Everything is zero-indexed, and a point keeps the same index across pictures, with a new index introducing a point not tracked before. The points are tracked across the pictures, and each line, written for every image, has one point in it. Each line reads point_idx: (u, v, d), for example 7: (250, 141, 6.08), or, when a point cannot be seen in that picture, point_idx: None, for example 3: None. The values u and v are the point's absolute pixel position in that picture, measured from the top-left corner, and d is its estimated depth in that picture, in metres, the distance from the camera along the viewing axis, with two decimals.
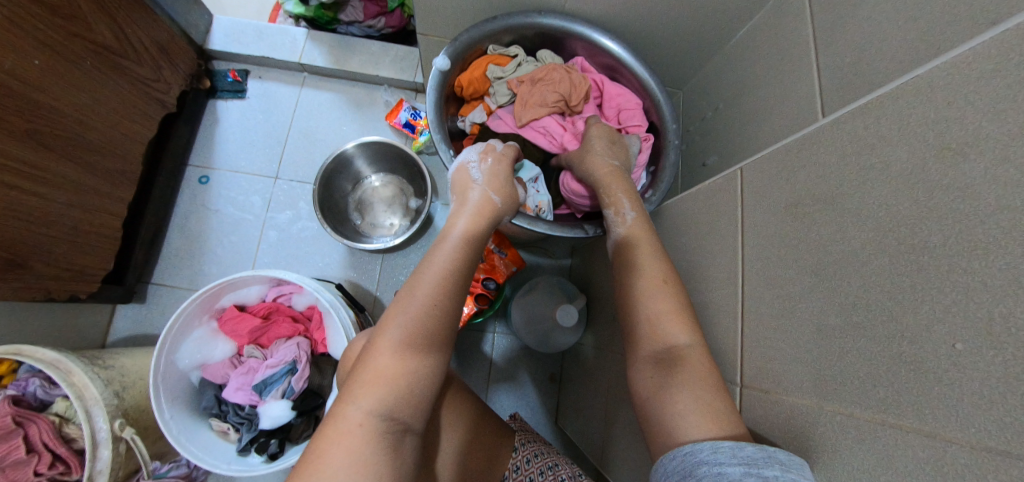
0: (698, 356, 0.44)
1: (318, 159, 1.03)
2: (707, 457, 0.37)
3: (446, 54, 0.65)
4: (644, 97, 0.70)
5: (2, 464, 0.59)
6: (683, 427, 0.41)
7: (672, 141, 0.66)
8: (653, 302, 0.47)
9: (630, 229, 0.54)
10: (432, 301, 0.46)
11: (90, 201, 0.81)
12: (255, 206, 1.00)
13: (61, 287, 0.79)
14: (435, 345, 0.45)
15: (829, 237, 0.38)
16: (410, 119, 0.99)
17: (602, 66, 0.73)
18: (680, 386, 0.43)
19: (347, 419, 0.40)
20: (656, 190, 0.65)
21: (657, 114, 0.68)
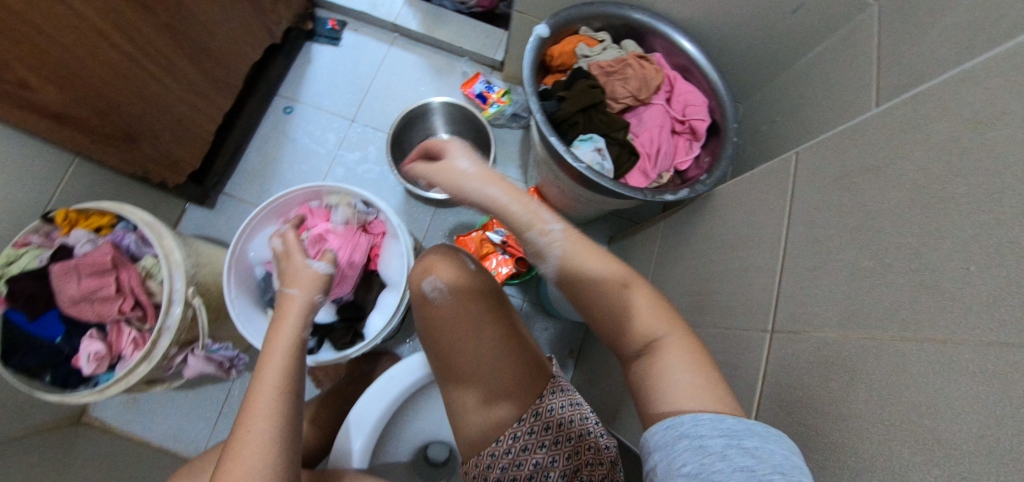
0: (685, 341, 0.47)
1: (394, 112, 1.12)
2: (688, 430, 0.39)
3: (546, 28, 0.75)
4: (710, 98, 0.78)
5: (93, 296, 0.66)
6: (674, 391, 0.44)
7: (731, 138, 0.74)
8: (615, 297, 0.49)
9: (563, 253, 0.50)
10: (275, 431, 0.46)
11: (196, 102, 0.90)
12: (329, 142, 1.09)
13: (157, 171, 0.88)
14: (295, 408, 0.49)
15: (873, 200, 0.45)
16: (484, 91, 1.09)
17: (676, 65, 0.82)
18: (665, 363, 0.46)
19: (265, 415, 0.46)
20: (712, 174, 0.73)
21: (720, 113, 0.77)
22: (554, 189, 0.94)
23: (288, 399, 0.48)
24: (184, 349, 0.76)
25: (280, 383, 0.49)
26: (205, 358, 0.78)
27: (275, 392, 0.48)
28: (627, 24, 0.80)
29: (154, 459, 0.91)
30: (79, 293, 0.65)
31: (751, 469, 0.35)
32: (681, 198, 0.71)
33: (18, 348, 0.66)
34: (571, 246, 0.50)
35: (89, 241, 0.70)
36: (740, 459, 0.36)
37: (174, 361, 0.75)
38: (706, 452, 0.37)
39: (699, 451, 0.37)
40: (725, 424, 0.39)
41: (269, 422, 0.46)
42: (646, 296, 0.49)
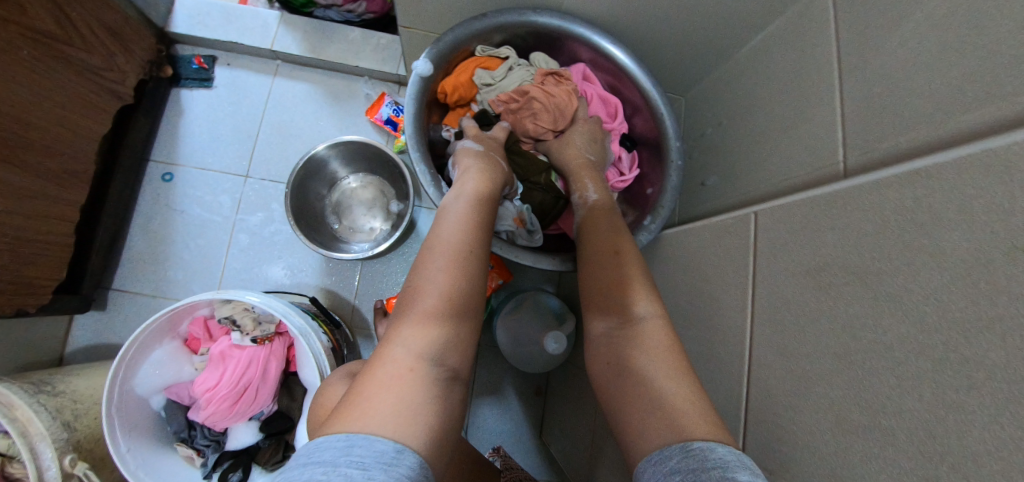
0: (660, 328, 0.45)
1: (293, 157, 0.95)
2: (680, 464, 0.35)
3: (427, 62, 0.58)
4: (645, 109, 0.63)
5: None
6: (652, 421, 0.40)
7: (675, 162, 0.59)
8: (608, 268, 0.50)
9: (595, 206, 0.57)
10: (426, 395, 0.38)
11: (40, 206, 0.74)
12: (223, 207, 0.93)
13: (8, 303, 0.72)
14: (467, 285, 0.45)
15: (858, 320, 0.32)
16: (393, 116, 0.92)
17: (603, 72, 0.65)
18: (645, 358, 0.43)
19: (381, 382, 0.38)
20: (655, 216, 0.58)
21: (660, 131, 0.61)
22: None
23: (460, 293, 0.44)
24: None
25: (441, 296, 0.43)
26: None
27: (435, 306, 0.43)
28: (534, 31, 0.63)
29: None
30: None
31: None
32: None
33: None
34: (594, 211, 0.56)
35: None
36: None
37: None
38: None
39: None
40: (715, 455, 0.35)
41: (425, 433, 0.36)
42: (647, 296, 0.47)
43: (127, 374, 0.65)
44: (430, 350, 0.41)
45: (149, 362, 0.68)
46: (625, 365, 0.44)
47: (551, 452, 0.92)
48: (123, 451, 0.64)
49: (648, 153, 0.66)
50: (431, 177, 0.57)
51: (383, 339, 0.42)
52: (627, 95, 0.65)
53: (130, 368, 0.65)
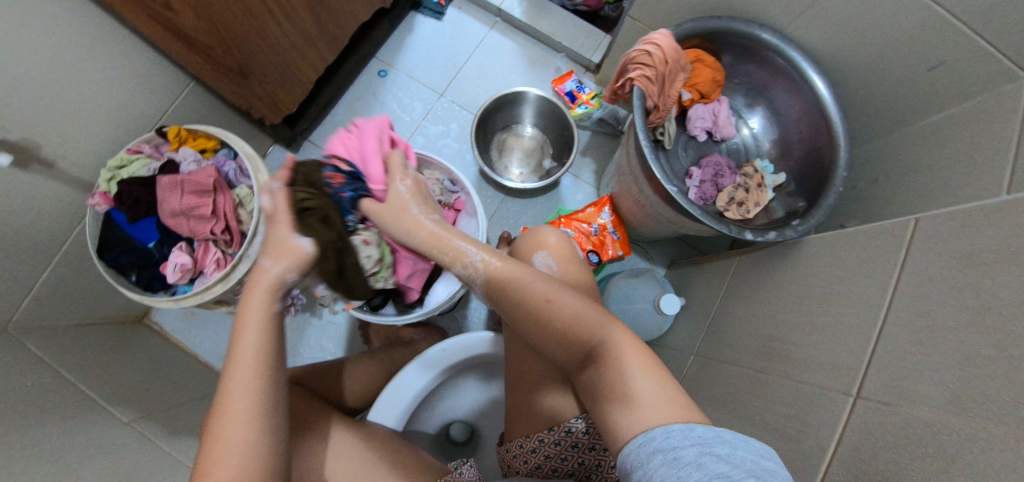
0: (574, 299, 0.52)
1: (481, 94, 1.13)
2: (659, 444, 0.37)
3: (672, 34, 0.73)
4: (823, 136, 0.73)
5: (190, 213, 0.68)
6: (643, 411, 0.41)
7: (837, 186, 0.69)
8: (565, 314, 0.51)
9: (488, 268, 0.55)
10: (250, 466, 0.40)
11: (307, 51, 0.94)
12: (415, 111, 1.11)
13: (259, 108, 0.93)
14: (275, 387, 0.44)
15: (1007, 285, 0.42)
16: (574, 90, 1.09)
17: (794, 97, 0.77)
18: (625, 376, 0.44)
19: (226, 445, 0.40)
20: (804, 222, 0.69)
21: (832, 157, 0.71)
22: (629, 201, 0.93)
23: (267, 407, 0.43)
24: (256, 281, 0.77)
25: (255, 375, 0.43)
26: None
27: (252, 391, 0.42)
28: (754, 44, 0.75)
29: (202, 376, 0.96)
30: (179, 207, 0.67)
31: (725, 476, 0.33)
32: (768, 239, 0.69)
33: (116, 246, 0.71)
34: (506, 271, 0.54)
35: (195, 161, 0.74)
36: (715, 465, 0.34)
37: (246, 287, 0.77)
38: (681, 464, 0.35)
39: (672, 463, 0.35)
40: (694, 434, 0.37)
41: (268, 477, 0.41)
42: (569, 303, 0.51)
43: None
44: (261, 423, 0.42)
45: None
46: (607, 377, 0.45)
47: None
48: None
49: (808, 175, 0.76)
50: (641, 120, 0.71)
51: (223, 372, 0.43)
52: (808, 122, 0.75)
53: None
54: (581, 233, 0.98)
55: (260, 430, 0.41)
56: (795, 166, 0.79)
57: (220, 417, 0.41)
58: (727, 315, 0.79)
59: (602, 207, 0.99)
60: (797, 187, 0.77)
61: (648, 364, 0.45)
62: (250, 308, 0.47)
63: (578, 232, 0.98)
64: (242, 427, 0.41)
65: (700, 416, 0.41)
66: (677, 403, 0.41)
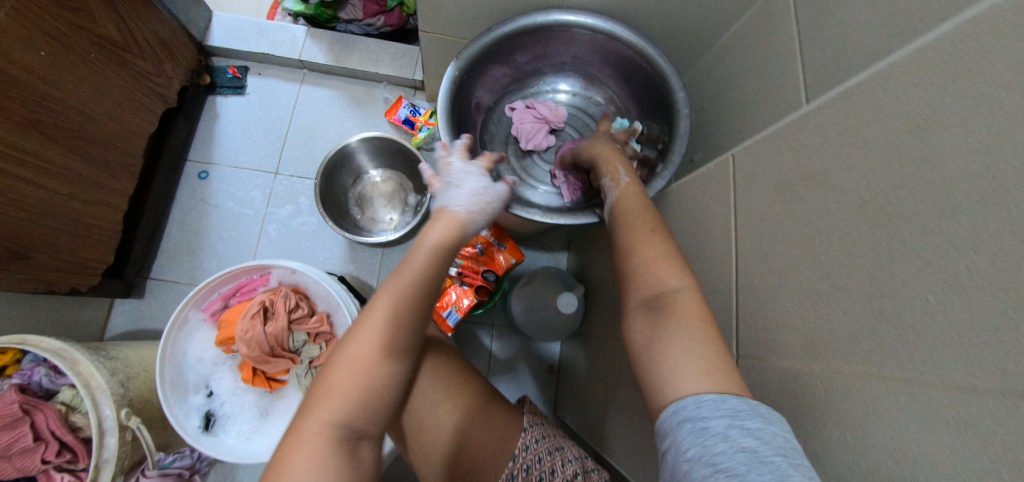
0: (693, 300, 0.47)
1: (319, 154, 1.04)
2: (690, 413, 0.40)
3: (462, 53, 0.67)
4: (649, 69, 0.69)
5: (9, 451, 0.60)
6: (676, 383, 0.42)
7: (683, 112, 0.65)
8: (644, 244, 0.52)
9: (624, 190, 0.60)
10: (326, 456, 0.42)
11: (95, 195, 0.82)
12: (255, 201, 1.01)
13: (63, 281, 0.80)
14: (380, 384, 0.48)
15: (818, 211, 0.41)
16: (409, 115, 1.02)
17: (604, 48, 0.73)
18: (673, 334, 0.45)
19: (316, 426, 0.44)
20: (667, 163, 0.65)
21: (666, 86, 0.67)
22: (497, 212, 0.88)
23: (371, 401, 0.47)
24: (134, 475, 0.70)
25: (362, 376, 0.47)
26: (160, 475, 0.71)
27: (361, 391, 0.46)
28: (534, 30, 0.71)
29: None
30: None
31: (753, 450, 0.36)
32: None
33: None
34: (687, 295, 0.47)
35: None
36: (743, 439, 0.37)
37: None
38: (710, 434, 0.38)
39: (700, 433, 0.38)
40: (726, 404, 0.39)
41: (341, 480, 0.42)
42: (694, 334, 0.45)
43: (175, 338, 0.71)
44: (363, 402, 0.46)
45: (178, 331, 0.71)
46: (657, 334, 0.46)
47: (566, 423, 0.99)
48: (173, 406, 0.69)
49: (654, 111, 0.73)
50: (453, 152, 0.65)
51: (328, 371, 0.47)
52: (631, 64, 0.72)
53: (176, 332, 0.70)
54: (467, 257, 0.92)
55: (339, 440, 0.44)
56: (640, 105, 0.77)
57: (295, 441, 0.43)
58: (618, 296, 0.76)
59: None
60: (650, 127, 0.75)
61: (698, 323, 0.46)
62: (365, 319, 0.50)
63: (465, 259, 0.92)
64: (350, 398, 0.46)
65: (728, 381, 0.42)
66: (721, 372, 0.42)
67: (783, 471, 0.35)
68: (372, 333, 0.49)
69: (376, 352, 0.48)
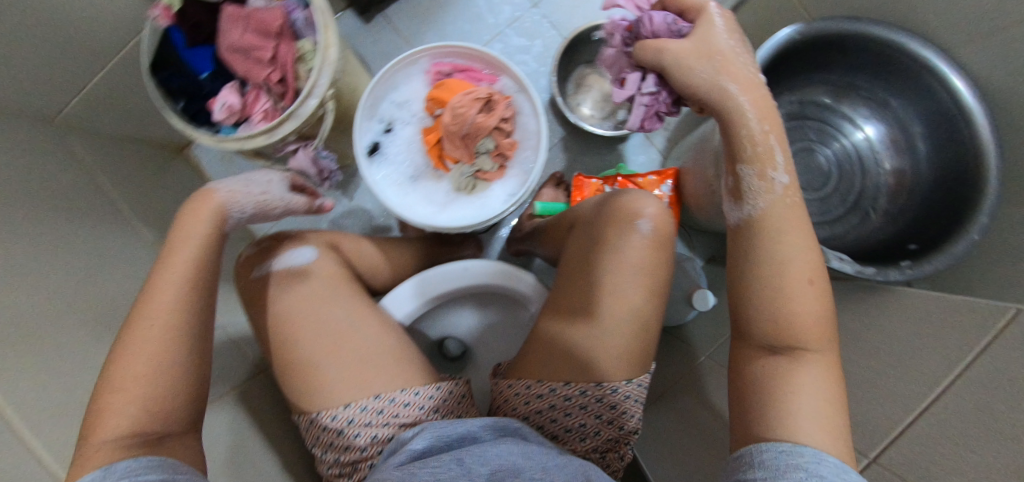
0: (829, 371, 0.43)
1: (577, 17, 1.01)
2: (803, 459, 0.37)
3: (801, 30, 0.66)
4: (970, 167, 0.61)
5: (250, 53, 0.66)
6: (787, 422, 0.40)
7: (971, 231, 0.58)
8: (788, 285, 0.44)
9: (775, 201, 0.46)
10: (174, 302, 0.48)
11: None
12: (501, 14, 1.01)
13: None
14: (207, 270, 0.52)
15: None
16: None
17: (935, 116, 0.65)
18: (794, 385, 0.42)
19: (132, 378, 0.44)
20: (917, 265, 0.60)
21: (973, 195, 0.59)
22: (694, 183, 0.86)
23: (180, 348, 0.47)
24: (300, 143, 0.76)
25: (196, 243, 0.51)
26: (312, 160, 0.79)
27: (183, 284, 0.49)
28: (891, 53, 0.65)
29: None
30: (240, 42, 0.65)
31: None
32: (863, 274, 0.61)
33: (173, 68, 0.69)
34: (823, 361, 0.43)
35: None
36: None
37: (287, 146, 0.75)
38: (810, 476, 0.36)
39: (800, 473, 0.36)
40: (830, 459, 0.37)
41: (148, 413, 0.44)
42: (824, 380, 0.43)
43: (399, 68, 0.76)
44: (189, 284, 0.50)
45: (404, 64, 0.76)
46: (778, 376, 0.43)
47: None
48: (363, 116, 0.75)
49: (935, 211, 0.64)
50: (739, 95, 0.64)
51: (157, 275, 0.49)
52: (950, 149, 0.64)
53: (403, 63, 0.76)
54: None
55: (163, 361, 0.46)
56: (924, 194, 0.67)
57: (138, 334, 0.46)
58: None
59: (666, 179, 0.91)
60: (915, 220, 0.67)
61: (820, 366, 0.43)
62: (176, 251, 0.51)
63: None
64: (140, 399, 0.44)
65: (841, 443, 0.40)
66: (833, 432, 0.40)
67: None
68: (126, 404, 0.43)
69: (164, 331, 0.47)
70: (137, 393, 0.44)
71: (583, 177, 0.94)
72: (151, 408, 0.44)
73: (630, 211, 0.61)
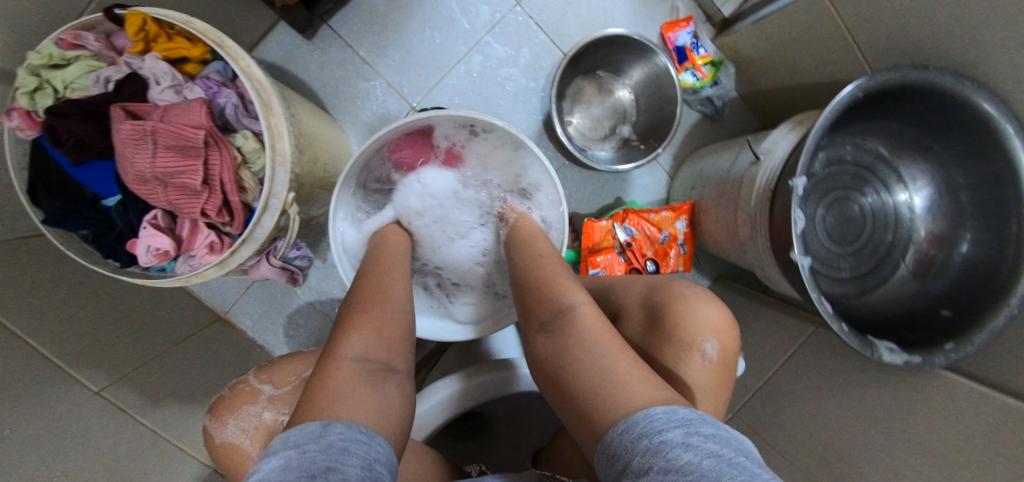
0: (590, 310, 0.51)
1: (571, 17, 0.84)
2: (644, 428, 0.37)
3: (865, 82, 0.56)
4: (1014, 242, 0.57)
5: (169, 180, 0.47)
6: (619, 381, 0.42)
7: (1013, 313, 0.55)
8: (548, 270, 0.57)
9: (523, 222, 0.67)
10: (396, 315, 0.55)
11: None
12: (478, 17, 0.81)
13: None
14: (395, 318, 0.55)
15: None
16: (687, 47, 0.84)
17: (986, 175, 0.59)
18: (579, 341, 0.47)
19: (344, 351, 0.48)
20: (961, 348, 0.57)
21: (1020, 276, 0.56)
22: (716, 224, 0.79)
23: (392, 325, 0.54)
24: (260, 255, 0.59)
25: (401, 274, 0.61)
26: (279, 268, 0.63)
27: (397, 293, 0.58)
28: (953, 105, 0.58)
29: (184, 309, 0.84)
30: (152, 172, 0.46)
31: (717, 454, 0.34)
32: (909, 362, 0.58)
33: (58, 197, 0.49)
34: (595, 319, 0.50)
35: (171, 86, 0.50)
36: (705, 444, 0.34)
37: (246, 263, 0.59)
38: (668, 445, 0.35)
39: (658, 447, 0.35)
40: (678, 414, 0.37)
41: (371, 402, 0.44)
42: (594, 319, 0.50)
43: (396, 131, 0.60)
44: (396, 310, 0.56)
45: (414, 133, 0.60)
46: (562, 345, 0.49)
47: None
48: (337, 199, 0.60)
49: (971, 282, 0.61)
50: (798, 169, 0.56)
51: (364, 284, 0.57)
52: (997, 214, 0.59)
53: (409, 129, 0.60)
54: (645, 235, 0.83)
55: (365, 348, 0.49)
56: (960, 264, 0.63)
57: (373, 294, 0.55)
58: (786, 393, 0.73)
59: (681, 215, 0.84)
60: (950, 288, 0.64)
61: (607, 333, 0.48)
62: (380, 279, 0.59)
63: (643, 234, 0.83)
64: (365, 337, 0.50)
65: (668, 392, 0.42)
66: (642, 381, 0.42)
67: (749, 468, 0.33)
68: (362, 328, 0.51)
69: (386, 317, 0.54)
70: (348, 377, 0.46)
71: (591, 220, 0.84)
72: (377, 342, 0.51)
73: (692, 327, 0.54)
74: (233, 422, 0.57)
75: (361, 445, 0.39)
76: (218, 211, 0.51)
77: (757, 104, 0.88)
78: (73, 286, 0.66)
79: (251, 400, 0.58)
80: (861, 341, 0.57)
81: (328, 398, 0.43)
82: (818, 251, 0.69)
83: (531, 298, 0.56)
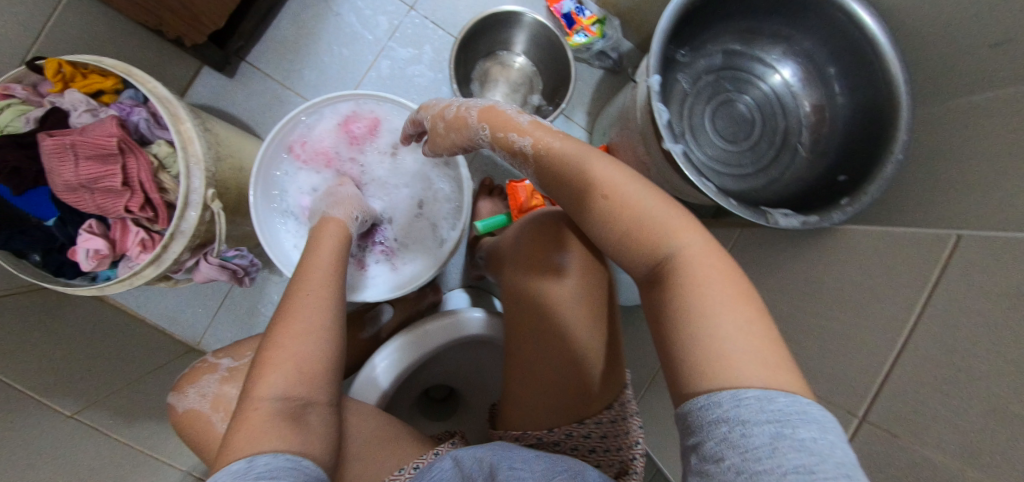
0: (698, 255, 0.39)
1: (462, 9, 0.93)
2: (725, 412, 0.32)
3: None
4: (879, 90, 0.60)
5: (94, 185, 0.55)
6: (732, 357, 0.34)
7: (895, 154, 0.57)
8: (592, 177, 0.45)
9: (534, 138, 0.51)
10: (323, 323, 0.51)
11: None
12: (378, 28, 0.91)
13: (174, 25, 0.70)
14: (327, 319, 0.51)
15: None
16: (572, 12, 0.91)
17: (839, 39, 0.64)
18: (690, 300, 0.37)
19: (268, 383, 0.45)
20: (855, 200, 0.58)
21: (890, 119, 0.59)
22: (627, 158, 0.83)
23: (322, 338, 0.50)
24: (197, 254, 0.66)
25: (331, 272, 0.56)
26: (219, 266, 0.69)
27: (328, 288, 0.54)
28: None
29: (157, 343, 0.89)
30: (78, 179, 0.54)
31: (808, 464, 0.28)
32: (810, 223, 0.60)
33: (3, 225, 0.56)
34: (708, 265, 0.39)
35: (88, 111, 0.58)
36: (801, 452, 0.29)
37: (185, 263, 0.65)
38: (745, 440, 0.30)
39: (731, 437, 0.31)
40: (769, 408, 0.31)
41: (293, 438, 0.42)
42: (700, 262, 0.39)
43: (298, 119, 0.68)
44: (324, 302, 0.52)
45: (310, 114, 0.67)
46: (665, 307, 0.38)
47: None
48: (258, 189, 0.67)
49: (856, 140, 0.64)
50: (651, 71, 0.61)
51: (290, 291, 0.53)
52: (861, 71, 0.63)
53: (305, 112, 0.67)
54: None
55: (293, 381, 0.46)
56: (845, 129, 0.66)
57: (297, 302, 0.51)
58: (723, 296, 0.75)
59: None
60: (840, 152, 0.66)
61: (739, 297, 0.37)
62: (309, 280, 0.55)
63: None
64: (284, 373, 0.46)
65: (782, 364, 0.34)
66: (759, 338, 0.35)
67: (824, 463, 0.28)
68: (279, 367, 0.46)
69: (314, 337, 0.49)
70: (264, 425, 0.42)
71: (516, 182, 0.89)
72: (298, 377, 0.46)
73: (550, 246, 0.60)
74: (192, 391, 0.65)
75: (287, 474, 0.38)
76: (144, 208, 0.58)
77: (649, 48, 0.94)
78: (47, 327, 0.72)
79: (210, 371, 0.67)
80: (758, 212, 0.60)
81: (252, 438, 0.41)
82: (714, 152, 0.74)
83: (580, 198, 0.46)
